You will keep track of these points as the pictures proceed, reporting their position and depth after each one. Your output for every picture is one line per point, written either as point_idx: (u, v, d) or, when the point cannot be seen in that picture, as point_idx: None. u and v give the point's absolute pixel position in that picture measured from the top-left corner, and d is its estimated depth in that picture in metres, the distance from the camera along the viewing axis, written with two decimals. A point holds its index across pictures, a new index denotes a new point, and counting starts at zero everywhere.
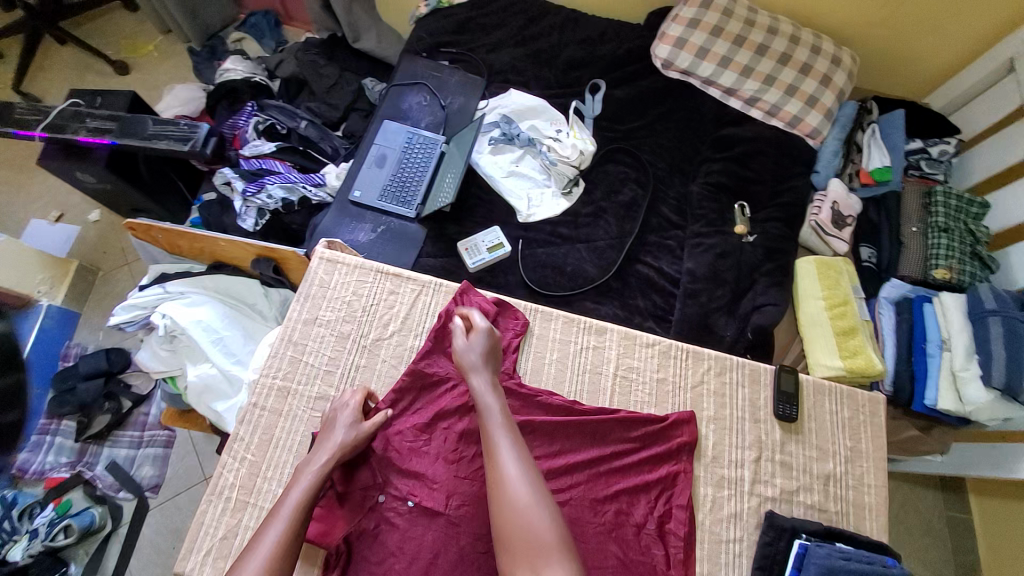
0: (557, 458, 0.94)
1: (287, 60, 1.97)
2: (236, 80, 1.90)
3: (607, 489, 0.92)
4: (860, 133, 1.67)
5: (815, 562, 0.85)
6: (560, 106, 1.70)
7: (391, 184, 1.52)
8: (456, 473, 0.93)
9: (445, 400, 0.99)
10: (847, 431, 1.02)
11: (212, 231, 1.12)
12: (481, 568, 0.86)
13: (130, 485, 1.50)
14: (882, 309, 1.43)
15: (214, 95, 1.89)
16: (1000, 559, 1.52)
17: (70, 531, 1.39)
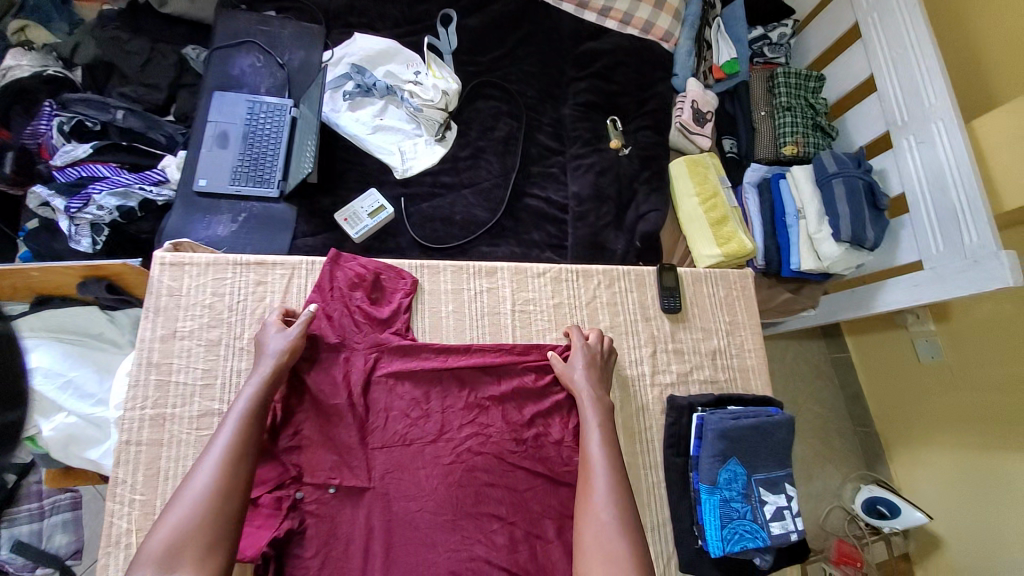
0: (470, 402, 0.97)
1: (84, 42, 1.60)
2: (24, 77, 1.52)
3: (523, 417, 0.97)
4: (708, 30, 1.72)
5: (711, 428, 0.94)
6: (414, 46, 1.58)
7: (243, 163, 1.36)
8: (371, 444, 0.91)
9: (345, 375, 0.94)
10: (724, 308, 1.14)
11: (12, 265, 0.93)
12: (419, 526, 0.87)
13: (46, 561, 1.28)
14: (747, 194, 1.57)
15: (2, 100, 1.51)
16: (874, 382, 1.81)
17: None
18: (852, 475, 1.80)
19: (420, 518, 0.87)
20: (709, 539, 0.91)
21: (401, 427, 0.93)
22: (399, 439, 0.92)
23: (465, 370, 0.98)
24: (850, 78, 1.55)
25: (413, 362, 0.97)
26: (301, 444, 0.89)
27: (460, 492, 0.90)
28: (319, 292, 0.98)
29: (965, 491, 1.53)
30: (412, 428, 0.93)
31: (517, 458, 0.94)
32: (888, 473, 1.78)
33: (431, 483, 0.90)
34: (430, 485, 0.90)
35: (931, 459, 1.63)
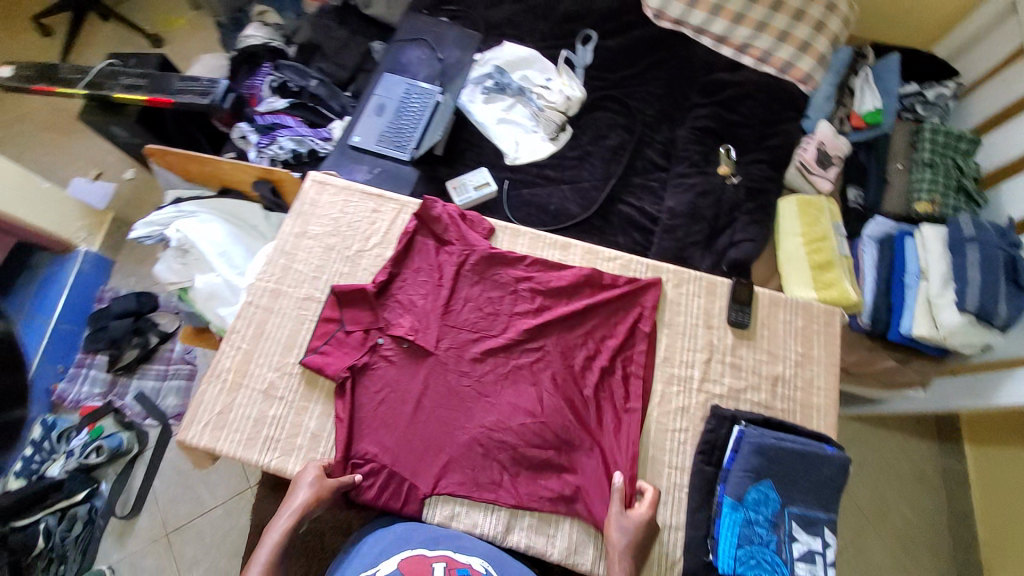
0: (537, 313, 1.06)
1: (304, 28, 2.11)
2: (255, 45, 2.02)
3: (579, 337, 1.04)
4: (854, 78, 1.66)
5: (750, 441, 0.90)
6: (553, 57, 1.77)
7: (389, 130, 1.64)
8: (446, 321, 1.05)
9: (445, 260, 1.11)
10: (799, 338, 1.06)
11: (219, 155, 1.25)
12: (466, 399, 1.00)
13: (155, 414, 1.79)
14: (864, 246, 1.44)
15: (238, 60, 2.02)
16: (993, 505, 1.49)
17: (101, 451, 1.68)
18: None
19: (467, 388, 1.01)
20: (720, 554, 0.86)
21: (473, 316, 1.06)
22: (469, 325, 1.05)
23: (540, 287, 1.08)
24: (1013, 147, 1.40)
25: (498, 265, 1.10)
26: (396, 305, 1.07)
27: (505, 379, 1.02)
28: (425, 204, 1.12)
29: None
30: (482, 318, 1.06)
31: (564, 371, 1.01)
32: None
33: (484, 367, 1.03)
34: (483, 368, 1.03)
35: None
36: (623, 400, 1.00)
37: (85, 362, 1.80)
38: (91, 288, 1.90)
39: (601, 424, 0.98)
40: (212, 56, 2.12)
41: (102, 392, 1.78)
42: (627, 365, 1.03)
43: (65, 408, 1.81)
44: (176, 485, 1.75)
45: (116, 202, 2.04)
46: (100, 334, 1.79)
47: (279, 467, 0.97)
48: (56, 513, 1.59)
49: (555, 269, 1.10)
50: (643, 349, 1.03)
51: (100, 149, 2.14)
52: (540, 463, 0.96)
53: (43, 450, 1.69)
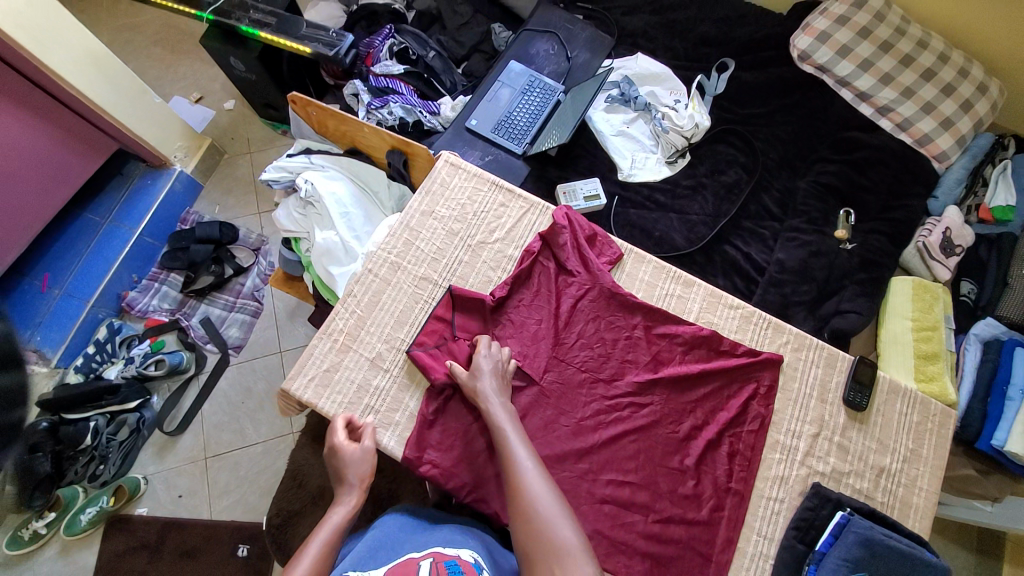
0: (649, 367, 1.04)
1: None
2: (377, 4, 1.97)
3: (688, 398, 1.02)
4: (990, 167, 1.55)
5: (856, 532, 0.89)
6: (684, 79, 1.72)
7: (506, 119, 1.61)
8: (556, 354, 1.03)
9: (564, 288, 1.09)
10: (912, 433, 1.04)
11: (361, 119, 1.30)
12: (562, 438, 0.98)
13: (217, 341, 1.73)
14: (968, 344, 1.39)
15: (356, 14, 1.98)
16: None
17: (160, 366, 1.63)
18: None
19: (564, 427, 0.99)
20: None
21: (584, 353, 1.04)
22: (576, 363, 1.03)
23: (658, 336, 1.06)
24: None
25: (617, 307, 1.07)
26: (508, 324, 1.05)
27: (603, 427, 0.99)
28: (554, 225, 1.11)
29: None
30: (592, 358, 1.04)
31: (666, 436, 1.00)
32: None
33: (585, 408, 1.01)
34: (585, 410, 1.01)
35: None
36: (724, 478, 0.98)
37: (157, 277, 1.76)
38: (178, 207, 1.87)
39: (698, 495, 0.97)
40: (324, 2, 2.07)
41: (171, 308, 1.74)
42: (733, 443, 1.00)
43: (130, 315, 1.75)
44: (224, 411, 1.68)
45: (212, 128, 2.04)
46: (180, 254, 1.77)
47: (375, 439, 0.98)
48: (106, 415, 1.56)
49: (674, 321, 1.07)
50: (751, 429, 1.01)
51: (204, 73, 2.14)
52: (625, 521, 0.94)
53: (105, 351, 1.65)
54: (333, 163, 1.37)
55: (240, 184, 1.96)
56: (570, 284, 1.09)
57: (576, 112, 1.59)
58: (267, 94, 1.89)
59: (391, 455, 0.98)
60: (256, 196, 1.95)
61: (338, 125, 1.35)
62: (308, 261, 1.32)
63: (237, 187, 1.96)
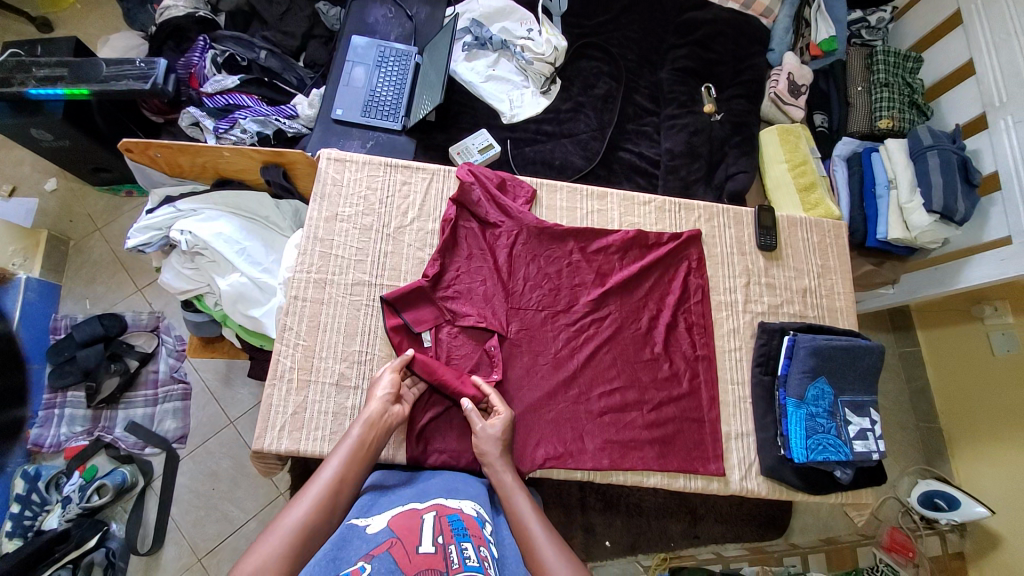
0: (597, 284, 1.10)
1: None
2: (178, 16, 1.72)
3: (638, 293, 1.11)
4: (808, 9, 1.72)
5: (803, 345, 1.04)
6: (529, 7, 1.70)
7: (372, 99, 1.52)
8: (511, 305, 1.06)
9: (495, 242, 1.10)
10: (818, 252, 1.21)
11: (215, 144, 1.15)
12: (546, 376, 1.03)
13: (155, 440, 1.54)
14: (836, 166, 1.61)
15: (158, 35, 1.72)
16: (945, 379, 1.70)
17: (104, 491, 1.44)
18: (911, 469, 1.68)
19: (545, 365, 1.03)
20: (793, 447, 1.01)
21: (536, 294, 1.07)
22: (532, 305, 1.07)
23: (594, 252, 1.12)
24: (952, 60, 1.54)
25: (549, 240, 1.11)
26: (456, 295, 1.05)
27: (577, 350, 1.05)
28: (461, 184, 1.10)
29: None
30: (545, 295, 1.08)
31: (632, 334, 1.08)
32: (948, 470, 1.67)
33: (556, 341, 1.05)
34: (556, 343, 1.05)
35: (1002, 458, 1.52)
36: (690, 350, 1.08)
37: (54, 402, 1.52)
38: (42, 319, 1.60)
39: (676, 373, 1.07)
40: (116, 34, 1.80)
41: (87, 429, 1.53)
42: (687, 317, 1.11)
43: (43, 456, 1.52)
44: (196, 506, 1.52)
45: (41, 218, 1.73)
46: (67, 367, 1.53)
47: None
48: (68, 566, 1.34)
49: (602, 233, 1.13)
50: (697, 301, 1.12)
51: (3, 159, 1.79)
52: (626, 421, 1.02)
53: (33, 504, 1.43)
54: (203, 202, 1.24)
55: (104, 267, 1.71)
56: (498, 236, 1.11)
57: (438, 75, 1.47)
58: (90, 156, 1.61)
59: (393, 462, 0.97)
60: (130, 273, 1.71)
61: (192, 159, 1.20)
62: (222, 314, 1.21)
63: (103, 272, 1.71)
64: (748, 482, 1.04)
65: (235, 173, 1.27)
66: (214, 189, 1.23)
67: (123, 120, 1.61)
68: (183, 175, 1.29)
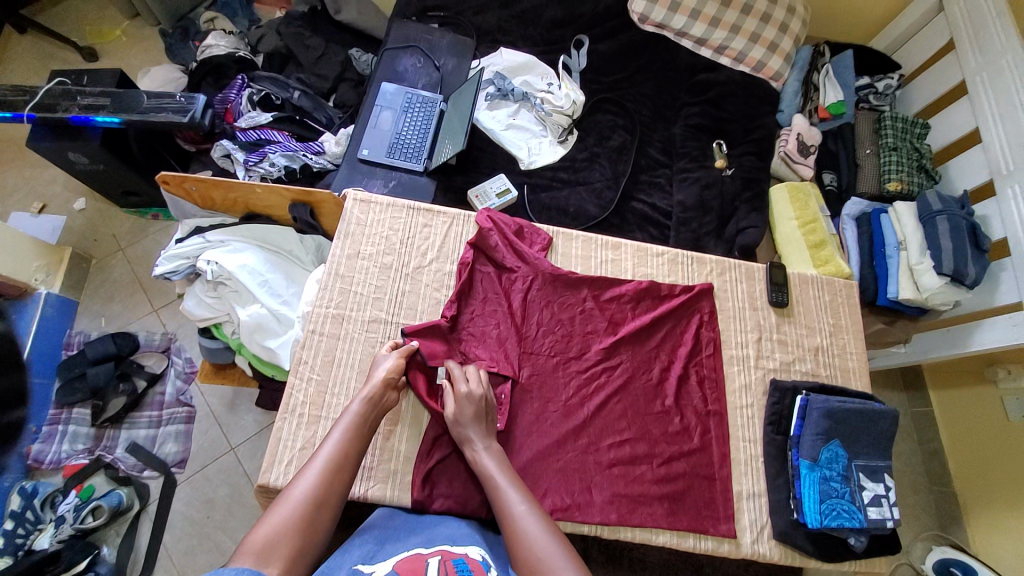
0: (610, 333, 1.11)
1: (268, 34, 1.90)
2: (219, 55, 1.84)
3: (651, 341, 1.12)
4: (816, 74, 1.80)
5: (816, 407, 1.04)
6: (550, 62, 1.80)
7: (397, 141, 1.60)
8: (522, 349, 1.07)
9: (510, 286, 1.12)
10: (829, 311, 1.23)
11: (249, 181, 1.21)
12: (556, 425, 1.02)
13: (155, 463, 1.53)
14: (845, 224, 1.63)
15: (199, 72, 1.83)
16: (959, 442, 1.65)
17: (99, 513, 1.41)
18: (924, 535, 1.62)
19: (554, 413, 1.03)
20: (807, 512, 0.99)
21: (548, 340, 1.09)
22: (544, 351, 1.08)
23: (607, 302, 1.13)
24: (957, 127, 1.60)
25: (563, 287, 1.13)
26: (470, 337, 1.07)
27: (587, 399, 1.05)
28: (480, 230, 1.14)
29: None
30: (557, 342, 1.09)
31: (643, 386, 1.08)
32: (964, 537, 1.61)
33: (567, 389, 1.05)
34: (567, 392, 1.05)
35: (1017, 528, 1.47)
36: (701, 404, 1.08)
37: (60, 419, 1.51)
38: (56, 334, 1.63)
39: (687, 427, 1.06)
40: (159, 67, 1.92)
41: (89, 447, 1.52)
42: (699, 370, 1.11)
43: (41, 472, 1.50)
44: (189, 536, 1.49)
45: (67, 235, 1.79)
46: (77, 384, 1.54)
47: (379, 495, 0.96)
48: None
49: (616, 283, 1.15)
50: (709, 354, 1.13)
51: (39, 178, 1.87)
52: (635, 474, 1.01)
53: (26, 522, 1.39)
54: (231, 234, 1.28)
55: (123, 287, 1.75)
56: (514, 281, 1.13)
57: (463, 122, 1.58)
58: (122, 181, 1.68)
59: (399, 506, 0.96)
60: (148, 294, 1.75)
61: (225, 194, 1.26)
62: (238, 343, 1.23)
63: (121, 291, 1.75)
64: (759, 546, 1.01)
65: (263, 209, 1.32)
66: (244, 222, 1.28)
67: (158, 148, 1.68)
68: (214, 207, 1.34)
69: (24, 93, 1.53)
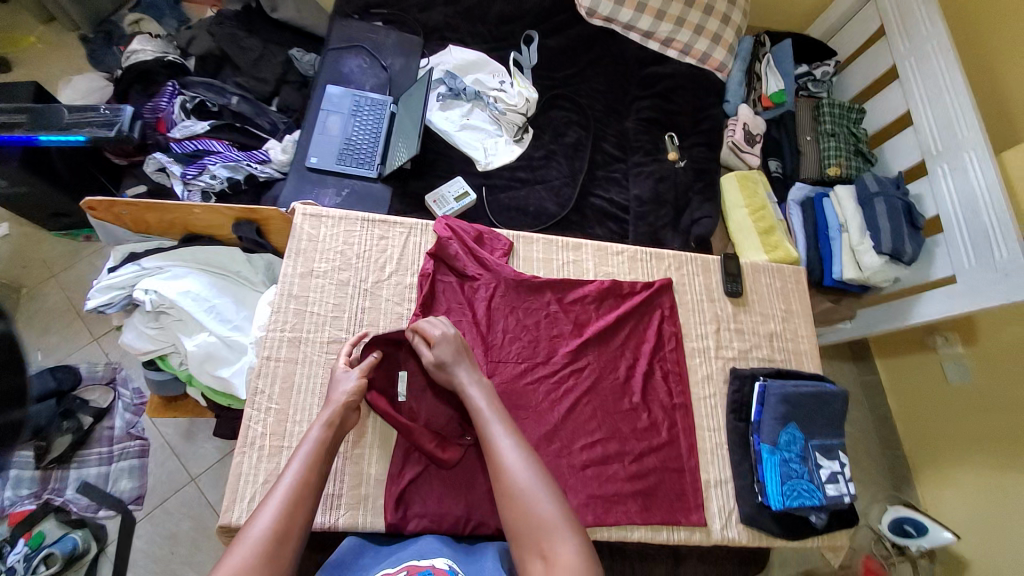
0: (575, 335, 1.12)
1: (199, 35, 1.76)
2: (146, 60, 1.69)
3: (616, 339, 1.14)
4: (758, 64, 1.86)
5: (773, 393, 1.09)
6: (500, 59, 1.77)
7: (347, 146, 1.54)
8: (489, 358, 1.06)
9: (474, 295, 1.11)
10: (781, 297, 1.28)
11: (189, 201, 1.15)
12: (527, 431, 1.02)
13: (110, 502, 1.43)
14: (791, 209, 1.70)
15: (124, 79, 1.69)
16: (906, 405, 1.79)
17: (52, 561, 1.33)
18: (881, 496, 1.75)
19: (525, 420, 1.03)
20: (769, 494, 1.04)
21: (515, 346, 1.08)
22: (511, 358, 1.07)
23: (571, 304, 1.14)
24: (888, 110, 1.70)
25: (527, 292, 1.12)
26: None
27: (557, 403, 1.05)
28: (438, 240, 1.11)
29: (992, 519, 1.49)
30: (524, 348, 1.08)
31: (611, 386, 1.09)
32: (915, 495, 1.73)
33: (536, 395, 1.05)
34: (537, 398, 1.05)
35: (959, 480, 1.60)
36: (668, 398, 1.11)
37: (1, 463, 1.37)
38: None
39: (654, 423, 1.08)
40: (81, 75, 1.76)
41: (36, 491, 1.40)
42: (663, 365, 1.14)
43: None
44: (154, 575, 1.40)
45: None
46: None
47: (350, 522, 0.94)
48: None
49: (578, 285, 1.16)
50: (671, 348, 1.15)
51: None
52: (608, 474, 1.02)
53: None
54: (169, 258, 1.20)
55: (56, 316, 1.61)
56: (477, 289, 1.12)
57: (416, 122, 1.53)
58: (44, 202, 1.54)
59: (372, 532, 0.94)
60: (85, 322, 1.62)
61: (162, 216, 1.19)
62: (187, 374, 1.16)
63: (55, 320, 1.61)
64: (728, 531, 1.05)
65: (204, 228, 1.25)
66: (183, 245, 1.20)
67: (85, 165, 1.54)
68: (149, 231, 1.25)
69: None
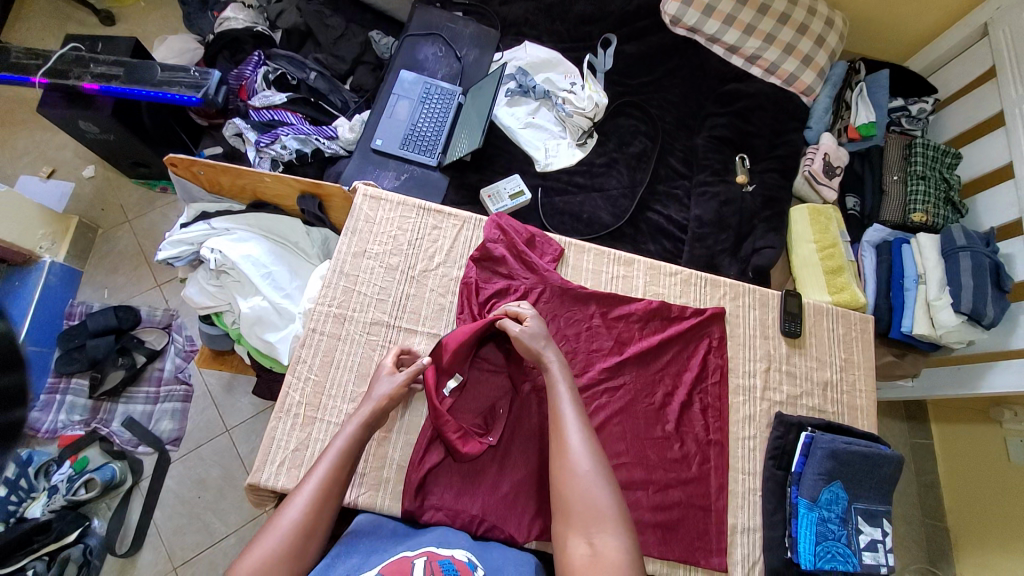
0: (615, 353, 1.09)
1: (288, 10, 1.82)
2: (238, 29, 1.78)
3: (657, 362, 1.10)
4: (849, 92, 1.73)
5: (820, 447, 1.02)
6: (574, 61, 1.74)
7: (412, 133, 1.56)
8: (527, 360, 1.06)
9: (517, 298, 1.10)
10: (842, 345, 1.20)
11: (259, 169, 1.20)
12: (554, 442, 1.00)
13: (150, 440, 1.53)
14: (864, 251, 1.58)
15: (215, 45, 1.78)
16: (958, 479, 1.63)
17: (91, 486, 1.42)
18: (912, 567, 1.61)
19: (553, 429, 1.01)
20: (801, 551, 0.98)
21: None
22: None
23: (616, 320, 1.11)
24: (989, 159, 1.54)
25: (571, 302, 1.10)
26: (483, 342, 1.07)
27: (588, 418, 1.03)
28: (486, 240, 1.12)
29: None
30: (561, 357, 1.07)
31: (644, 411, 1.06)
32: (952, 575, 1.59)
33: None
34: None
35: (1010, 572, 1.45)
36: (704, 433, 1.06)
37: (58, 388, 1.51)
38: (59, 303, 1.62)
39: (686, 455, 1.04)
40: (176, 37, 1.88)
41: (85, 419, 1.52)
42: (703, 398, 1.09)
43: (37, 441, 1.51)
44: (180, 512, 1.49)
45: (74, 203, 1.77)
46: (76, 354, 1.53)
47: (369, 502, 0.96)
48: (44, 558, 1.33)
49: (623, 302, 1.13)
50: (714, 381, 1.11)
51: (49, 142, 1.84)
52: (630, 500, 0.99)
53: (20, 489, 1.38)
54: (236, 221, 1.27)
55: (126, 259, 1.73)
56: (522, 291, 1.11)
57: (481, 117, 1.55)
58: (132, 153, 1.65)
59: (389, 514, 0.96)
60: (150, 268, 1.73)
61: (234, 180, 1.25)
62: (238, 333, 1.23)
63: (125, 262, 1.73)
64: None
65: (270, 197, 1.30)
66: (250, 209, 1.26)
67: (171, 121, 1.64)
68: (221, 193, 1.32)
69: (37, 57, 1.50)
